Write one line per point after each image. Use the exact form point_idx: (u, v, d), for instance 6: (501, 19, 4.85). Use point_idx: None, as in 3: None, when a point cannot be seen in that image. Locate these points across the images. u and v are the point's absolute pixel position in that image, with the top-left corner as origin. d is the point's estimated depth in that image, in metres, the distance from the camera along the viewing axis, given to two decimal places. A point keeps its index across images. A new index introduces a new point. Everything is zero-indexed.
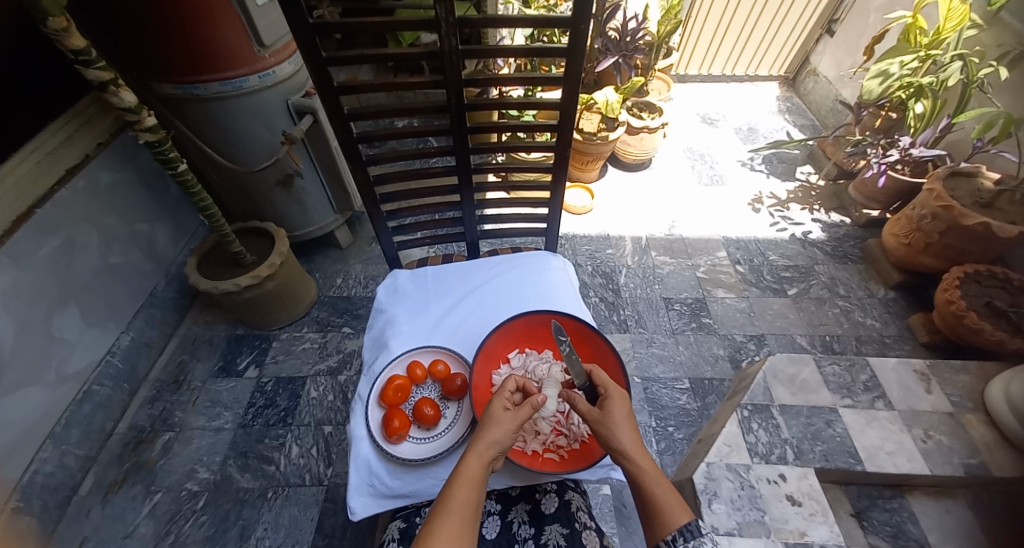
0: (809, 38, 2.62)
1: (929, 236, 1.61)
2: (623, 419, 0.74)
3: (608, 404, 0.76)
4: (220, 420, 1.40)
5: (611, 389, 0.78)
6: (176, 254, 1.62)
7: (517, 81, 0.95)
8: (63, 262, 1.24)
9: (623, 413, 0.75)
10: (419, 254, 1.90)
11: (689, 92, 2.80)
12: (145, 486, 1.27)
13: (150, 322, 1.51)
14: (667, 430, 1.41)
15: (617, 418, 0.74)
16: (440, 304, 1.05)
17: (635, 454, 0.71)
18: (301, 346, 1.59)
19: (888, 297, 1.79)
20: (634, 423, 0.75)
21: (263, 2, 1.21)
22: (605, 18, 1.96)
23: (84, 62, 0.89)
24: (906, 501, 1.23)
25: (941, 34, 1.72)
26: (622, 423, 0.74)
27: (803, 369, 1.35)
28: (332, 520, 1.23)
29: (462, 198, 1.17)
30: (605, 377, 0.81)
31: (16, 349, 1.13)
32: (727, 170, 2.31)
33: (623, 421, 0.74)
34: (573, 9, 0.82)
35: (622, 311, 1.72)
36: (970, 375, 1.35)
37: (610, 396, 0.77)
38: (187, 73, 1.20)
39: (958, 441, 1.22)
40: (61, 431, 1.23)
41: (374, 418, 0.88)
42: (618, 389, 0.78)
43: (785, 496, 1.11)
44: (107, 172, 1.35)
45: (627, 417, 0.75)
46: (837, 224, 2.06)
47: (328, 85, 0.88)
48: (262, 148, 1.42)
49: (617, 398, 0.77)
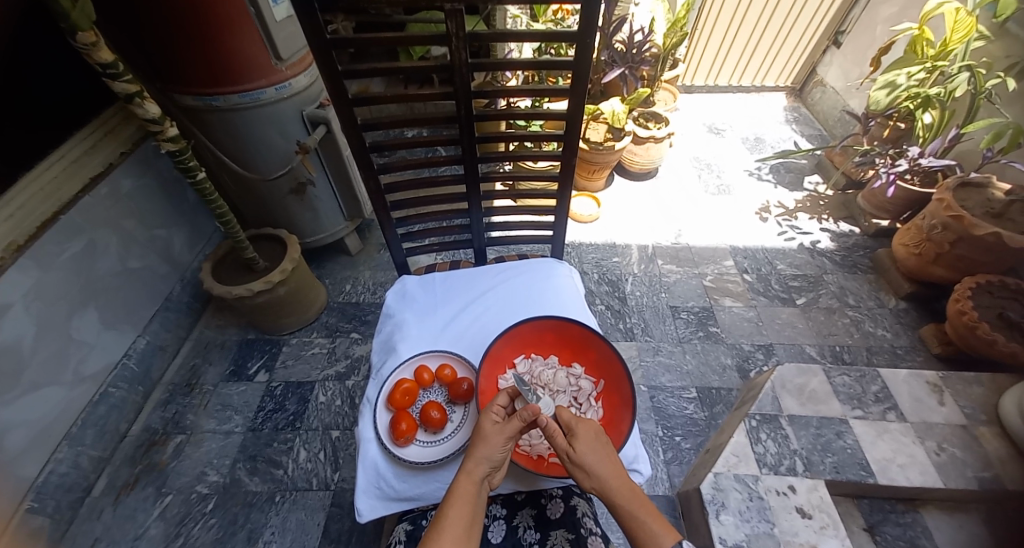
0: (816, 49, 2.63)
1: (940, 247, 1.59)
2: (592, 453, 0.75)
3: (575, 441, 0.76)
4: (230, 423, 1.42)
5: (578, 427, 0.77)
6: (191, 259, 1.66)
7: (523, 93, 0.96)
8: (85, 267, 1.27)
9: (592, 453, 0.75)
10: (427, 261, 1.94)
11: (696, 102, 2.82)
12: (156, 487, 1.29)
13: (165, 326, 1.54)
14: (674, 439, 1.40)
15: (588, 455, 0.74)
16: (448, 310, 1.06)
17: (614, 488, 0.73)
18: (311, 351, 1.61)
19: (899, 307, 1.77)
20: (607, 450, 0.76)
21: (281, 17, 1.26)
22: (611, 31, 1.99)
23: (111, 75, 0.93)
24: (919, 515, 1.21)
25: (948, 45, 1.73)
26: (594, 456, 0.75)
27: (812, 379, 1.33)
28: (338, 525, 1.24)
29: (470, 207, 1.18)
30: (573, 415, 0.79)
31: (36, 351, 1.16)
32: (734, 179, 2.31)
33: (595, 460, 0.74)
34: (579, 23, 0.84)
35: (628, 319, 1.72)
36: (984, 387, 1.33)
37: (576, 432, 0.76)
38: (207, 85, 1.24)
39: (972, 454, 1.20)
40: (76, 431, 1.26)
41: (381, 421, 0.89)
42: (585, 427, 0.77)
43: (794, 507, 1.09)
44: (129, 180, 1.39)
45: (599, 449, 0.76)
46: (846, 234, 2.04)
47: (343, 97, 0.91)
48: (276, 157, 1.45)
49: (584, 435, 0.77)
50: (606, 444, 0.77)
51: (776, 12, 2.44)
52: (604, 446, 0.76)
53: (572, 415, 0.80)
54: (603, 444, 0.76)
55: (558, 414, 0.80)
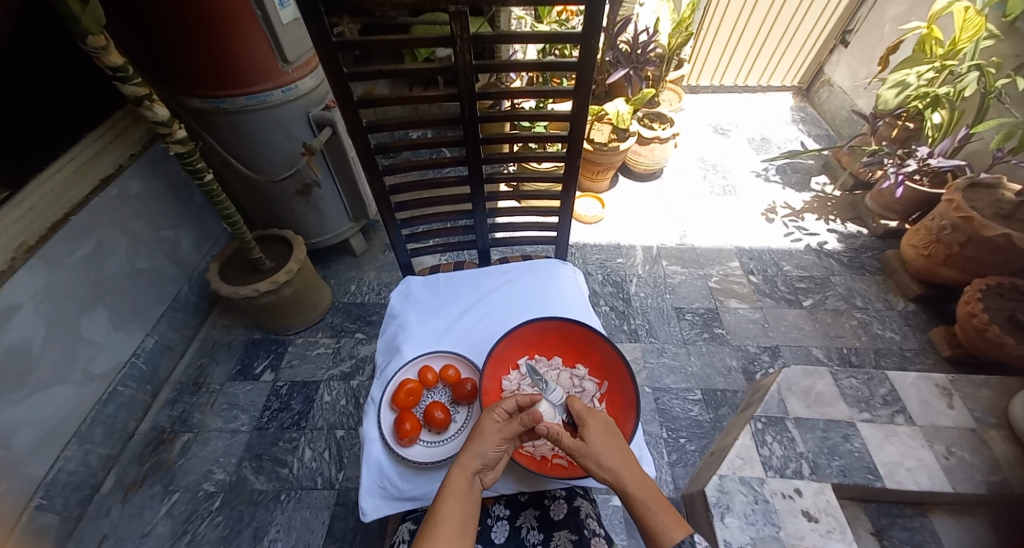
0: (823, 48, 2.61)
1: (949, 248, 1.58)
2: (603, 444, 0.75)
3: (585, 432, 0.76)
4: (236, 422, 1.43)
5: (588, 418, 0.78)
6: (199, 260, 1.67)
7: (527, 94, 0.96)
8: (94, 267, 1.29)
9: (604, 443, 0.75)
10: (432, 262, 1.96)
11: (701, 102, 2.81)
12: (164, 485, 1.31)
13: (173, 325, 1.56)
14: (679, 442, 1.40)
15: (599, 447, 0.75)
16: (452, 310, 1.06)
17: (625, 479, 0.73)
18: (316, 351, 1.62)
19: (908, 309, 1.75)
20: (618, 442, 0.76)
21: (287, 20, 1.28)
22: (616, 32, 2.00)
23: (121, 78, 0.94)
24: (928, 519, 1.20)
25: (957, 44, 1.71)
26: (604, 448, 0.75)
27: (819, 381, 1.32)
28: (342, 524, 1.24)
29: (474, 207, 1.18)
30: (583, 407, 0.80)
31: (46, 350, 1.18)
32: (740, 180, 2.30)
33: (607, 451, 0.75)
34: (583, 24, 0.84)
35: (633, 320, 1.72)
36: (994, 390, 1.31)
37: (588, 424, 0.77)
38: (215, 88, 1.25)
39: (981, 458, 1.18)
40: (85, 429, 1.28)
41: (385, 421, 0.90)
42: (596, 418, 0.78)
43: (800, 511, 1.08)
44: (138, 181, 1.41)
45: (608, 440, 0.76)
46: (854, 235, 2.02)
47: (348, 98, 0.91)
48: (282, 159, 1.47)
49: (594, 426, 0.77)
50: (616, 437, 0.77)
51: (783, 12, 2.43)
52: (614, 439, 0.77)
53: (584, 406, 0.81)
54: (614, 436, 0.77)
55: (569, 405, 0.81)
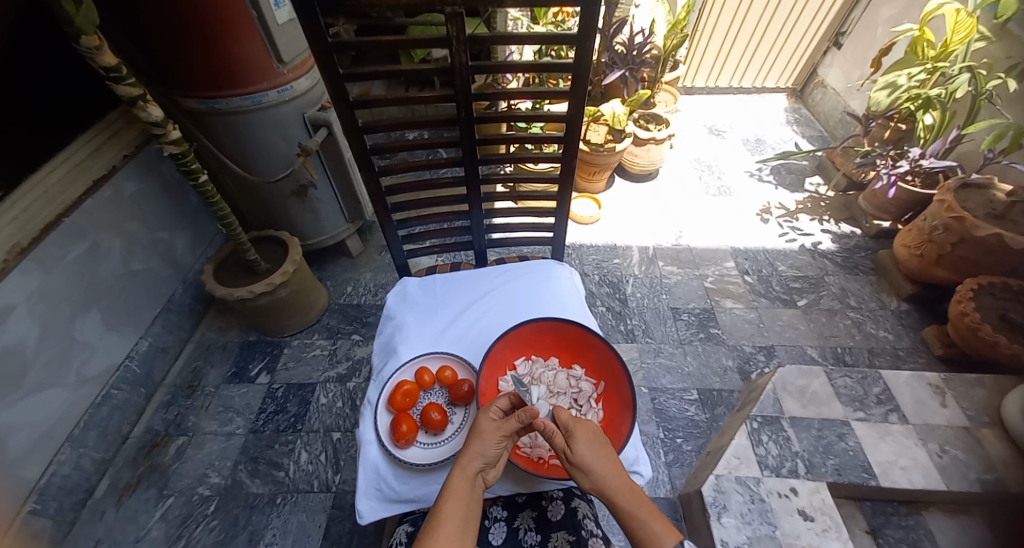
0: (817, 50, 2.63)
1: (942, 248, 1.59)
2: (590, 452, 0.75)
3: (572, 440, 0.76)
4: (232, 425, 1.43)
5: (573, 424, 0.78)
6: (193, 261, 1.66)
7: (524, 94, 0.96)
8: (87, 269, 1.28)
9: (591, 451, 0.75)
10: (428, 262, 1.96)
11: (696, 103, 2.82)
12: (158, 489, 1.29)
13: (167, 328, 1.55)
14: (676, 441, 1.40)
15: (586, 456, 0.75)
16: (449, 311, 1.06)
17: (611, 488, 0.73)
18: (312, 353, 1.61)
19: (901, 309, 1.77)
20: (606, 450, 0.76)
21: (283, 21, 1.27)
22: (612, 33, 2.01)
23: (115, 78, 0.93)
24: (922, 518, 1.21)
25: (949, 46, 1.73)
26: (592, 456, 0.75)
27: (813, 381, 1.32)
28: (339, 527, 1.24)
29: (470, 208, 1.18)
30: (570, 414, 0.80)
31: (39, 353, 1.17)
32: (735, 181, 2.31)
33: (594, 459, 0.75)
34: (580, 25, 0.84)
35: (629, 321, 1.72)
36: (986, 389, 1.32)
37: (575, 433, 0.77)
38: (209, 88, 1.24)
39: (974, 456, 1.20)
40: (79, 433, 1.26)
41: (382, 422, 0.89)
42: (581, 425, 0.78)
43: (796, 510, 1.09)
44: (131, 182, 1.40)
45: (597, 448, 0.76)
46: (847, 235, 2.04)
47: (344, 99, 0.91)
48: (278, 160, 1.46)
49: (581, 434, 0.77)
50: (603, 444, 0.77)
51: (777, 14, 2.45)
52: (602, 446, 0.77)
53: (571, 416, 0.79)
54: (601, 444, 0.77)
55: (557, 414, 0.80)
